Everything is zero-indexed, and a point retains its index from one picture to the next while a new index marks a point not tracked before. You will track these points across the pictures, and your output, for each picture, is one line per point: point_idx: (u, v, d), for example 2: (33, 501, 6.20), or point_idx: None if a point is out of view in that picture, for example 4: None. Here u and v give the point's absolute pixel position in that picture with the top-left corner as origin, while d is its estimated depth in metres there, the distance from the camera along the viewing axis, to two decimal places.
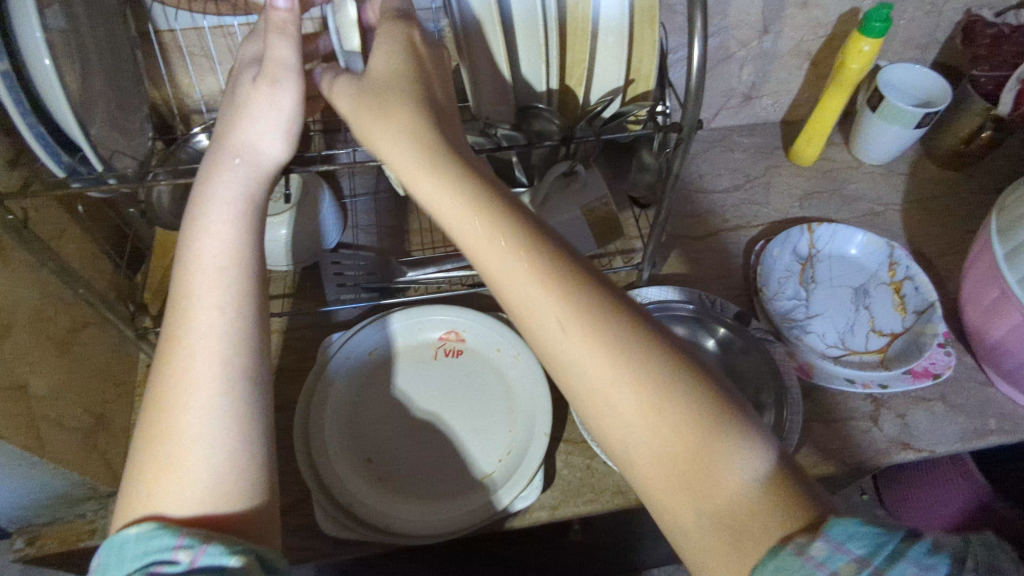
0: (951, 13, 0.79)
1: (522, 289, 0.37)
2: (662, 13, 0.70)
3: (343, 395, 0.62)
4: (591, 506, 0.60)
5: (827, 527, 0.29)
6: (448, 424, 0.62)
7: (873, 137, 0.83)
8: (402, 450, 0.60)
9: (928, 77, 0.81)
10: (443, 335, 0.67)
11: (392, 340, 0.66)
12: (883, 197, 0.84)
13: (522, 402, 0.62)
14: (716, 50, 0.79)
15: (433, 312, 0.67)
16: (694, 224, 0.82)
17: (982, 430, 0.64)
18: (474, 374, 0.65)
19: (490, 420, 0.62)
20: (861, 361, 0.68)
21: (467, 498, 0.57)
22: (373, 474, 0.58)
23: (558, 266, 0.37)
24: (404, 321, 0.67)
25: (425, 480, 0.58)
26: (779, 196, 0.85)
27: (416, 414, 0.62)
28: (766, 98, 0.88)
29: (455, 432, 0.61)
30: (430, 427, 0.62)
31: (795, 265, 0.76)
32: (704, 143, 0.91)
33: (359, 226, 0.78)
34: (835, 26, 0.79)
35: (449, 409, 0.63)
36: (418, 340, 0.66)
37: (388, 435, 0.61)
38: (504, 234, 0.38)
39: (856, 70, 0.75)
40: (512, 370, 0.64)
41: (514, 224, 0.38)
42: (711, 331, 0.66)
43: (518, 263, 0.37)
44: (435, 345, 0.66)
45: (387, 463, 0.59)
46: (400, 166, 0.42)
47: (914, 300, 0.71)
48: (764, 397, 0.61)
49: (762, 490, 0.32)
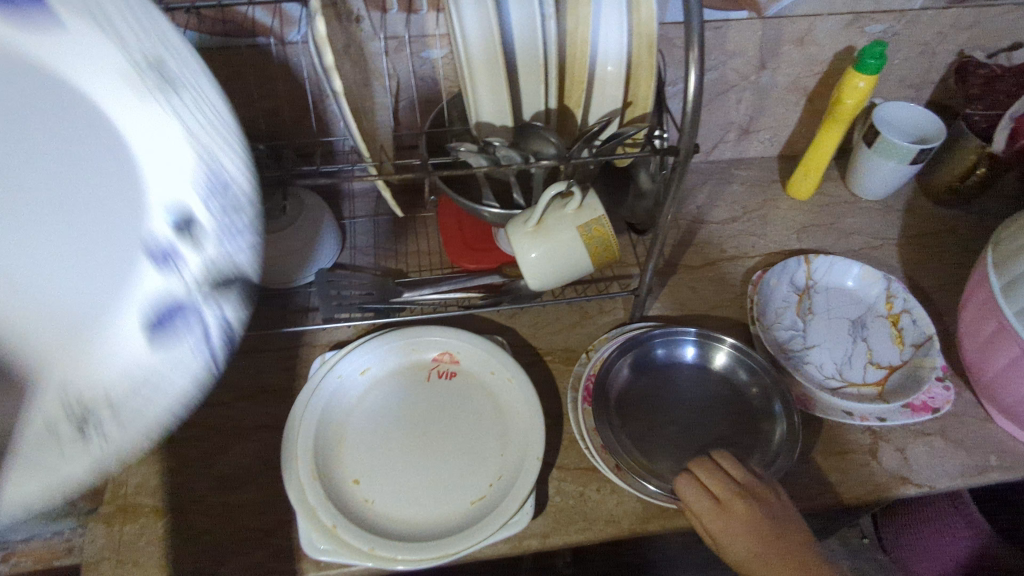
0: (945, 53, 0.81)
1: (745, 480, 0.54)
2: (661, 45, 0.71)
3: (334, 414, 0.61)
4: (583, 534, 0.57)
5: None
6: (440, 446, 0.61)
7: (870, 172, 0.84)
8: (392, 471, 0.59)
9: (923, 114, 0.83)
10: (437, 356, 0.66)
11: (385, 362, 0.65)
12: (880, 231, 0.85)
13: (517, 424, 0.61)
14: (714, 84, 0.81)
15: (430, 332, 0.66)
16: (691, 253, 0.82)
17: (984, 467, 0.63)
18: (469, 394, 0.64)
19: (480, 441, 0.61)
20: (859, 393, 0.67)
21: (457, 524, 0.55)
22: (363, 494, 0.57)
23: (742, 481, 0.54)
24: (398, 340, 0.66)
25: (414, 501, 0.57)
26: (776, 228, 0.85)
27: (406, 435, 0.61)
28: (763, 132, 0.90)
29: (448, 453, 0.60)
30: (421, 448, 0.61)
31: (792, 296, 0.76)
32: (701, 175, 0.92)
33: (356, 247, 0.78)
34: (831, 63, 0.80)
35: (441, 430, 0.62)
36: (412, 360, 0.66)
37: (379, 454, 0.60)
38: (709, 488, 0.53)
39: (851, 105, 0.76)
40: (507, 393, 0.63)
41: (709, 483, 0.54)
42: (716, 350, 0.66)
43: (713, 485, 0.53)
44: (428, 367, 0.66)
45: (376, 484, 0.58)
46: (591, 253, 0.58)
47: (912, 333, 0.70)
48: (754, 437, 0.61)
49: (784, 553, 0.51)
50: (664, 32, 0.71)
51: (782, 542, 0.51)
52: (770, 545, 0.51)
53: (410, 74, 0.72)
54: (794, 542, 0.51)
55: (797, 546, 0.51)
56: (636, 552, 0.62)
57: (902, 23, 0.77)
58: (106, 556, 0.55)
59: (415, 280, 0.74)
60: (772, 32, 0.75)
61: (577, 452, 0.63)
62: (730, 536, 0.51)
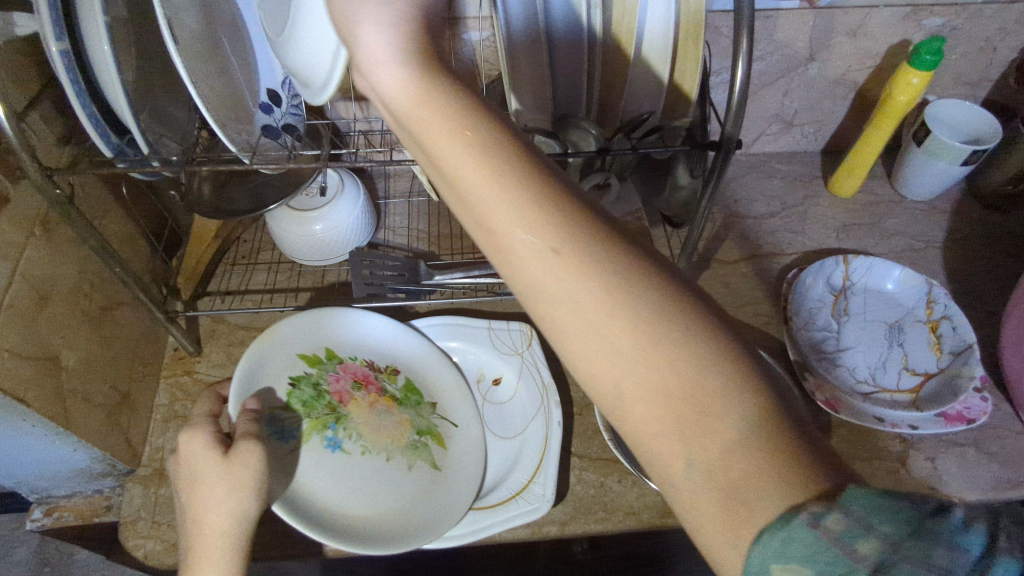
0: (1007, 51, 0.78)
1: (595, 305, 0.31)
2: (708, 34, 0.70)
3: (274, 430, 0.57)
4: (601, 525, 0.58)
5: (841, 495, 0.26)
6: (396, 433, 0.60)
7: (918, 174, 0.81)
8: (360, 476, 0.57)
9: (965, 113, 0.79)
10: (370, 339, 0.65)
11: (323, 340, 0.63)
12: (925, 234, 0.82)
13: (453, 403, 0.63)
14: (760, 74, 0.79)
15: (334, 317, 0.64)
16: (725, 248, 0.81)
17: (1018, 482, 0.61)
18: (393, 374, 0.64)
19: (424, 421, 0.62)
20: (892, 400, 0.66)
21: (443, 502, 0.56)
22: (343, 485, 0.56)
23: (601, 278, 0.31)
24: (332, 314, 0.64)
25: (390, 488, 0.57)
26: (816, 226, 0.83)
27: (355, 421, 0.60)
28: (807, 126, 0.87)
29: (399, 441, 0.60)
30: (380, 430, 0.60)
31: (828, 296, 0.74)
32: (740, 167, 0.90)
33: (390, 227, 0.79)
34: (884, 57, 0.77)
35: (385, 425, 0.60)
36: (342, 340, 0.64)
37: (340, 444, 0.58)
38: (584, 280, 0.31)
39: (903, 101, 0.73)
40: (443, 380, 0.64)
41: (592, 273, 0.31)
42: None
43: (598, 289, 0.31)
44: (338, 371, 0.62)
45: (346, 477, 0.57)
46: None
47: (951, 341, 0.68)
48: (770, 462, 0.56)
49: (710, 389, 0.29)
50: (710, 21, 0.69)
51: (656, 288, 0.31)
52: (761, 441, 0.28)
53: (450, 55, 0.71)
54: (583, 275, 0.31)
55: (615, 271, 0.31)
56: (654, 544, 0.63)
57: (961, 17, 0.73)
58: (142, 516, 0.58)
59: (446, 264, 0.74)
60: (823, 23, 0.73)
61: (599, 444, 0.63)
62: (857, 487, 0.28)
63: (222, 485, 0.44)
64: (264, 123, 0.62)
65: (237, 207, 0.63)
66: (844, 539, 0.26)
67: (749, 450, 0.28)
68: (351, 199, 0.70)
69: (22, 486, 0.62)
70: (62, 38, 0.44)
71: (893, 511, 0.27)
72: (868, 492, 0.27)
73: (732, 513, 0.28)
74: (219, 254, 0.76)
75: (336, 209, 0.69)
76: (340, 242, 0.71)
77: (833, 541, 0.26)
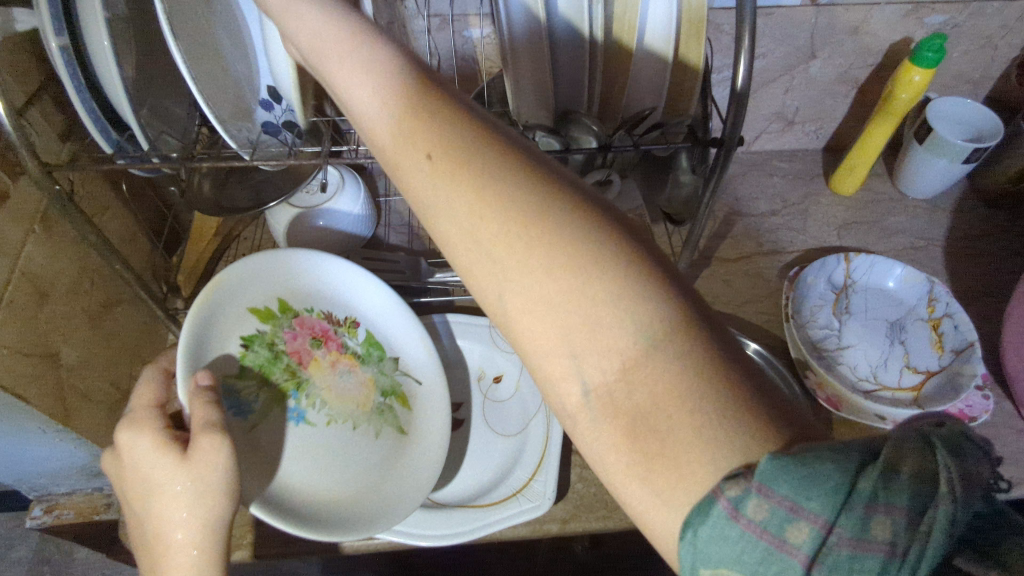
0: (1008, 49, 0.77)
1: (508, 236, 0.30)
2: (709, 30, 0.70)
3: (231, 404, 0.52)
4: (601, 523, 0.58)
5: (758, 475, 0.24)
6: (365, 403, 0.59)
7: (918, 172, 0.81)
8: (327, 449, 0.56)
9: (965, 109, 0.79)
10: (325, 286, 0.59)
11: (273, 287, 0.56)
12: (926, 232, 0.82)
13: (417, 367, 0.61)
14: (761, 71, 0.79)
15: (286, 260, 0.56)
16: (726, 246, 0.81)
17: (1019, 480, 0.61)
18: (353, 328, 0.60)
19: (387, 380, 0.61)
20: (893, 397, 0.66)
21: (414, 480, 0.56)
22: (317, 463, 0.55)
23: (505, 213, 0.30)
24: (286, 260, 0.56)
25: (362, 462, 0.57)
26: (816, 224, 0.83)
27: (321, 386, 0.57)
28: (808, 124, 0.87)
29: (365, 407, 0.59)
30: (345, 398, 0.58)
31: (829, 294, 0.73)
32: (741, 165, 0.90)
33: (390, 224, 0.79)
34: (886, 55, 0.77)
35: (349, 389, 0.59)
36: (294, 285, 0.57)
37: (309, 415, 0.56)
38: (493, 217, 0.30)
39: (905, 100, 0.72)
40: (411, 347, 0.61)
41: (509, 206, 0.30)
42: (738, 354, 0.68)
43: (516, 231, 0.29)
44: (295, 327, 0.57)
45: (315, 449, 0.55)
46: None
47: (952, 339, 0.68)
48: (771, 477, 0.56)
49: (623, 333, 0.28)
50: (711, 17, 0.69)
51: (556, 205, 0.30)
52: (694, 378, 0.27)
53: (451, 51, 0.71)
54: (451, 176, 0.31)
55: (508, 191, 0.30)
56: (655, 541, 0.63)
57: (963, 15, 0.73)
58: None
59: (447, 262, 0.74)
60: (824, 22, 0.73)
61: None
62: (774, 420, 0.27)
63: (183, 489, 0.41)
64: (264, 121, 0.62)
65: (237, 204, 0.62)
66: (769, 527, 0.25)
67: (674, 389, 0.27)
68: (352, 195, 0.70)
69: (21, 485, 0.62)
70: (62, 33, 0.44)
71: (817, 475, 0.25)
72: (786, 471, 0.24)
73: (640, 441, 0.27)
74: (219, 251, 0.76)
75: (336, 206, 0.69)
76: (341, 239, 0.71)
77: (757, 532, 0.25)
